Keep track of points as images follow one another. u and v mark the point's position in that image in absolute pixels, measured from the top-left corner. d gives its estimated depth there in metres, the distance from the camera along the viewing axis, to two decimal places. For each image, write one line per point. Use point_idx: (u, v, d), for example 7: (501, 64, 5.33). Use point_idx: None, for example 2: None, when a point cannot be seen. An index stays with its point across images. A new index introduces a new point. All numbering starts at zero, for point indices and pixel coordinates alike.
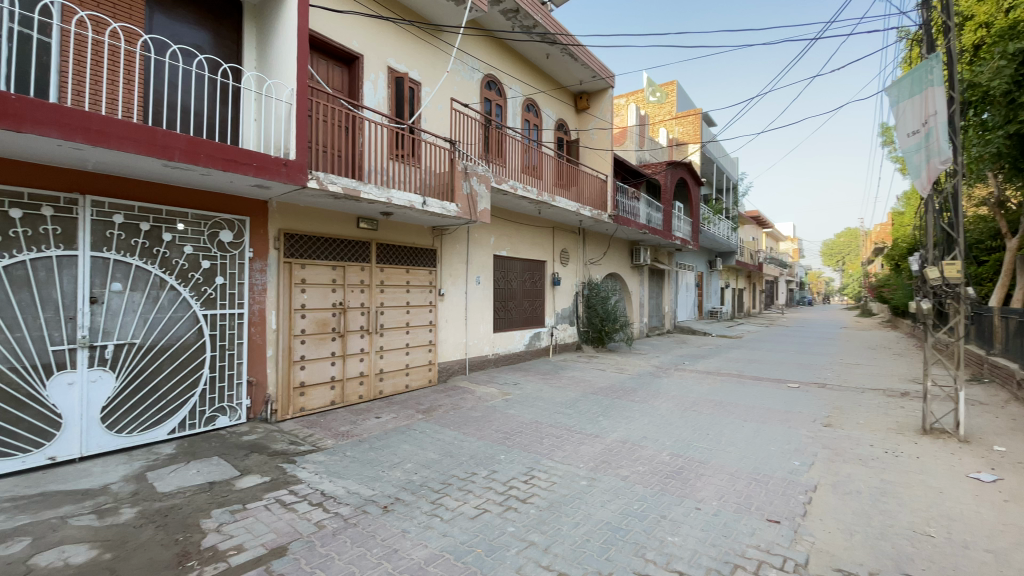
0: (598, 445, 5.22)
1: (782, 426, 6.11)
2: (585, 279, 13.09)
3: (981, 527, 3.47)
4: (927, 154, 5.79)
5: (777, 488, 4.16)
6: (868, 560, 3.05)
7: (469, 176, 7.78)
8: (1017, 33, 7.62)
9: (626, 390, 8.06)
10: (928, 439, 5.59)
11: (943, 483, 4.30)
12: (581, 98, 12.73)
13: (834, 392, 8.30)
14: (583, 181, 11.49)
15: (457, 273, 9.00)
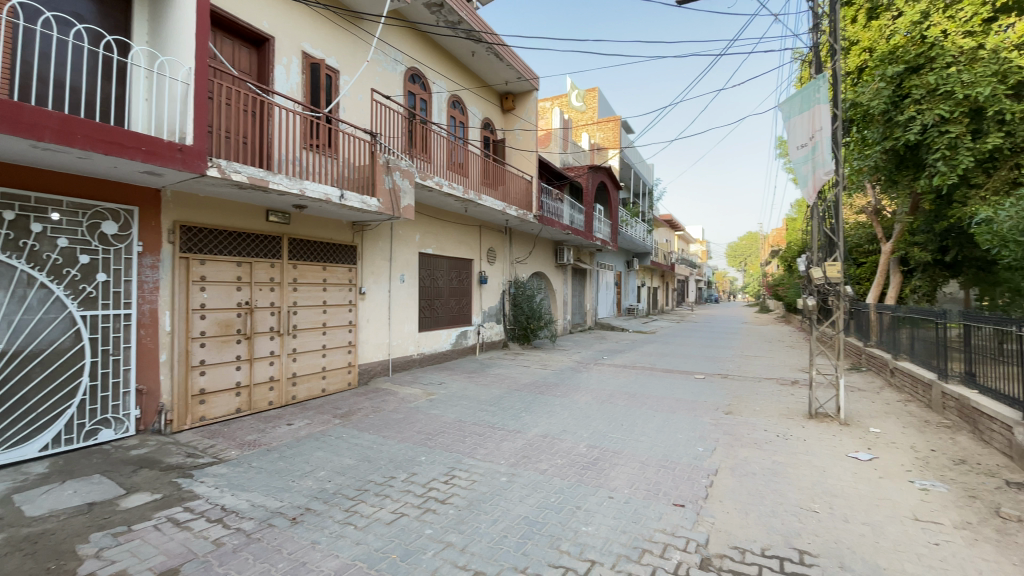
0: (519, 441, 5.27)
1: (689, 415, 6.53)
2: (511, 278, 13.18)
3: (855, 501, 3.91)
4: (813, 165, 6.41)
5: (683, 473, 4.43)
6: (761, 537, 3.31)
7: (392, 170, 7.54)
8: (895, 58, 8.76)
9: (549, 386, 8.21)
10: (814, 423, 6.20)
11: (825, 462, 4.81)
12: (507, 98, 12.83)
13: (735, 382, 9.02)
14: (510, 181, 11.58)
15: (379, 272, 8.69)
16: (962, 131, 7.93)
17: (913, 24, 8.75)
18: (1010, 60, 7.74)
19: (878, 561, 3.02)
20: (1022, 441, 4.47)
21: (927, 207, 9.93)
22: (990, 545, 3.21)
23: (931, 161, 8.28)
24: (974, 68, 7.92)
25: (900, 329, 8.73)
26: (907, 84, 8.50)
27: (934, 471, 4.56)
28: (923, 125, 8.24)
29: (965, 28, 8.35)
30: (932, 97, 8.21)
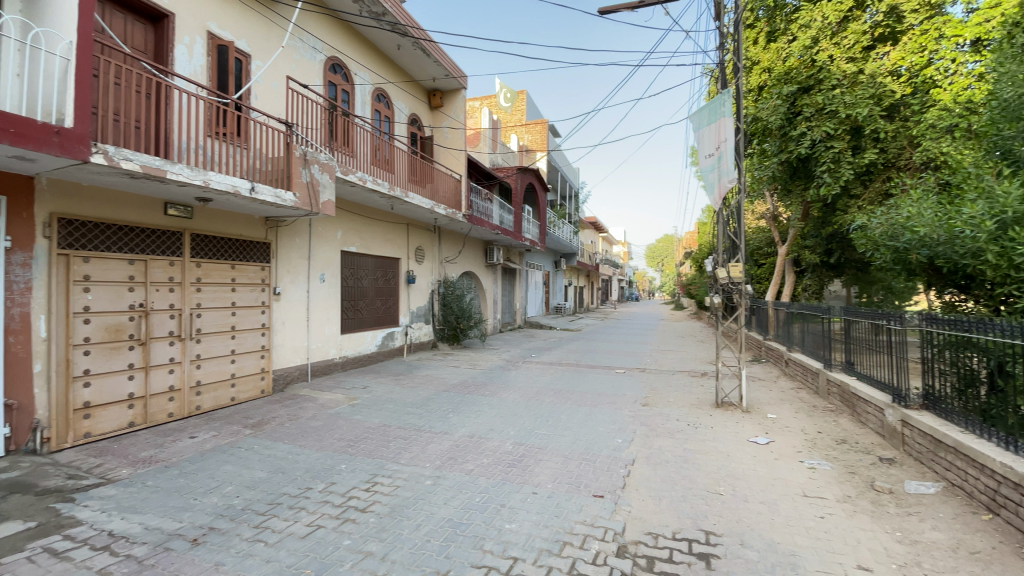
0: (446, 443, 5.20)
1: (610, 408, 6.81)
2: (440, 278, 13.01)
3: (754, 482, 4.27)
4: (720, 173, 6.91)
5: (604, 465, 4.61)
6: (672, 521, 3.52)
7: (309, 163, 7.16)
8: (790, 79, 9.71)
9: (477, 385, 8.20)
10: (721, 412, 6.69)
11: (730, 447, 5.22)
12: (435, 95, 12.65)
13: (652, 375, 9.53)
14: (438, 179, 11.43)
15: (297, 271, 8.23)
16: (843, 147, 8.92)
17: (805, 48, 9.72)
18: (884, 85, 8.82)
19: (773, 536, 3.32)
20: (891, 420, 5.11)
21: (816, 214, 11.06)
22: (866, 516, 3.63)
23: (819, 173, 9.23)
24: (854, 90, 8.93)
25: (793, 324, 9.67)
26: (800, 103, 9.40)
27: (821, 451, 5.09)
28: (812, 140, 9.17)
29: (847, 54, 9.36)
30: (820, 115, 9.14)
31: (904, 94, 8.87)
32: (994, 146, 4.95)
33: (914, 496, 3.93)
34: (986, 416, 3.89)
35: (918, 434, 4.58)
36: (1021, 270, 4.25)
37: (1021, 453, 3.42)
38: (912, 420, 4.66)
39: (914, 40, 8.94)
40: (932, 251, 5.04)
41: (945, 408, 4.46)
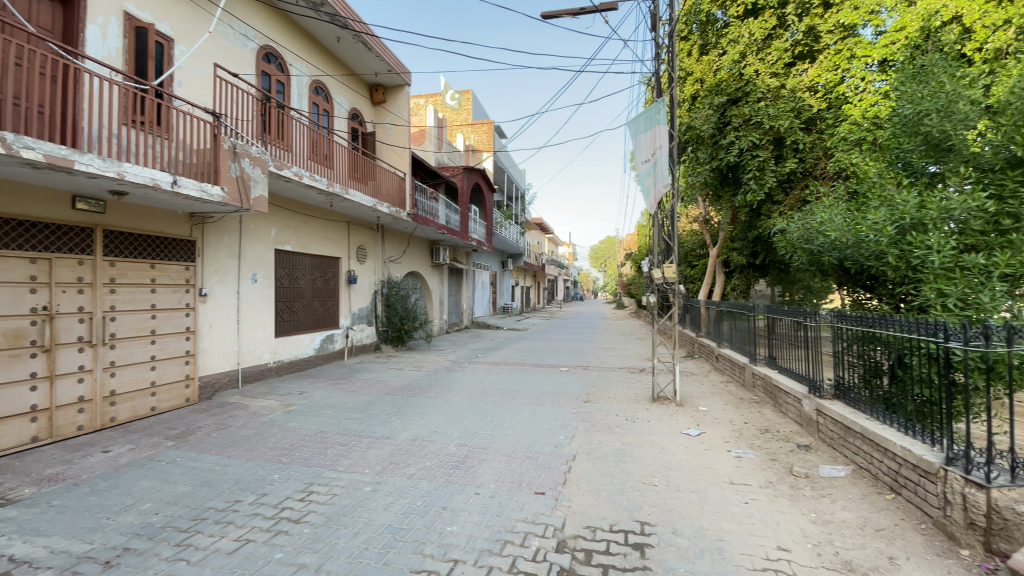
0: (387, 447, 5.09)
1: (553, 406, 6.94)
2: (383, 278, 12.69)
3: (686, 472, 4.49)
4: (655, 179, 7.21)
5: (545, 462, 4.68)
6: (610, 514, 3.63)
7: (240, 156, 6.76)
8: (720, 90, 10.26)
9: (421, 387, 8.09)
10: (657, 406, 6.98)
11: (664, 440, 5.47)
12: (377, 90, 12.35)
13: (594, 373, 9.78)
14: (381, 176, 11.15)
15: (226, 271, 7.76)
16: (767, 156, 9.60)
17: (734, 62, 10.31)
18: (802, 100, 9.55)
19: (702, 523, 3.50)
20: (807, 410, 5.53)
21: (743, 219, 11.77)
22: (785, 500, 3.92)
23: (747, 180, 9.85)
24: (778, 103, 9.60)
25: (723, 321, 10.26)
26: (729, 113, 9.98)
27: (746, 441, 5.43)
28: (740, 148, 9.77)
29: (770, 69, 10.07)
30: (747, 126, 9.79)
31: (820, 109, 9.63)
32: (896, 158, 5.45)
33: (827, 479, 4.28)
34: (888, 403, 4.30)
35: (831, 421, 4.98)
36: (914, 271, 4.77)
37: (918, 437, 3.81)
38: (826, 409, 5.06)
39: (829, 59, 9.74)
40: (841, 253, 5.46)
41: (853, 396, 4.90)
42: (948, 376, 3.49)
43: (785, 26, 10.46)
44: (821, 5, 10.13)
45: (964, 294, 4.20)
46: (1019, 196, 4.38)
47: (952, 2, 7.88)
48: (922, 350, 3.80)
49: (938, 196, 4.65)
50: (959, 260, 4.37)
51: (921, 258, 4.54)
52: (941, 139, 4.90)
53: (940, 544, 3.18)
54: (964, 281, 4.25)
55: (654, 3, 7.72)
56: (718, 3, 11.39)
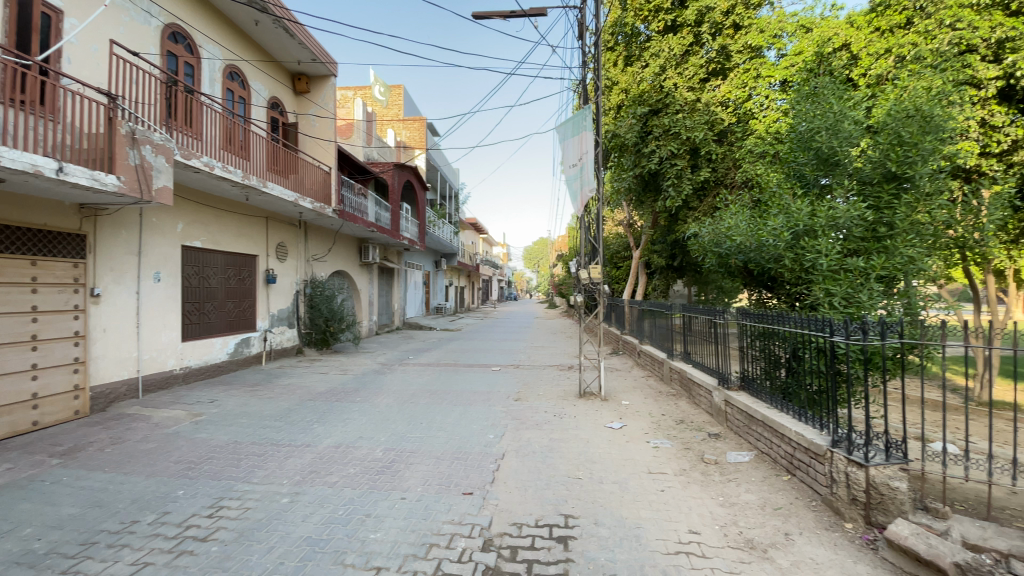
0: (308, 456, 4.84)
1: (484, 405, 6.96)
2: (306, 277, 12.07)
3: (608, 464, 4.68)
4: (581, 183, 7.44)
5: (474, 461, 4.69)
6: (535, 509, 3.70)
7: (139, 143, 6.15)
8: (642, 101, 10.82)
9: (347, 391, 7.81)
10: (584, 402, 7.22)
11: (590, 434, 5.66)
12: (300, 79, 11.75)
13: (525, 371, 9.92)
14: (305, 170, 10.61)
15: (123, 269, 7.03)
16: (684, 165, 10.28)
17: (655, 74, 10.97)
18: (715, 114, 10.34)
19: (622, 512, 3.66)
20: (717, 400, 5.97)
21: (662, 223, 12.47)
22: (696, 485, 4.20)
23: (666, 187, 10.51)
24: (694, 115, 10.33)
25: (644, 319, 10.81)
26: (651, 123, 10.56)
27: (663, 431, 5.76)
28: (660, 157, 10.40)
29: (687, 83, 10.76)
30: (666, 136, 10.46)
31: (730, 123, 10.41)
32: (792, 171, 6.01)
33: (733, 464, 4.64)
34: (785, 392, 4.74)
35: (737, 411, 5.40)
36: (806, 273, 5.28)
37: (809, 423, 4.22)
38: (733, 399, 5.48)
39: (738, 77, 10.38)
40: (745, 256, 5.84)
41: (755, 387, 5.35)
42: (833, 366, 3.90)
43: (700, 44, 11.19)
44: (731, 26, 10.90)
45: (847, 293, 4.72)
46: (892, 207, 5.00)
47: (841, 31, 8.80)
48: (813, 345, 4.20)
49: (827, 206, 5.18)
50: (843, 264, 4.91)
51: (812, 261, 5.02)
52: (830, 154, 5.49)
53: (828, 518, 3.55)
54: (846, 282, 4.78)
55: (581, 13, 7.97)
56: (642, 17, 11.97)
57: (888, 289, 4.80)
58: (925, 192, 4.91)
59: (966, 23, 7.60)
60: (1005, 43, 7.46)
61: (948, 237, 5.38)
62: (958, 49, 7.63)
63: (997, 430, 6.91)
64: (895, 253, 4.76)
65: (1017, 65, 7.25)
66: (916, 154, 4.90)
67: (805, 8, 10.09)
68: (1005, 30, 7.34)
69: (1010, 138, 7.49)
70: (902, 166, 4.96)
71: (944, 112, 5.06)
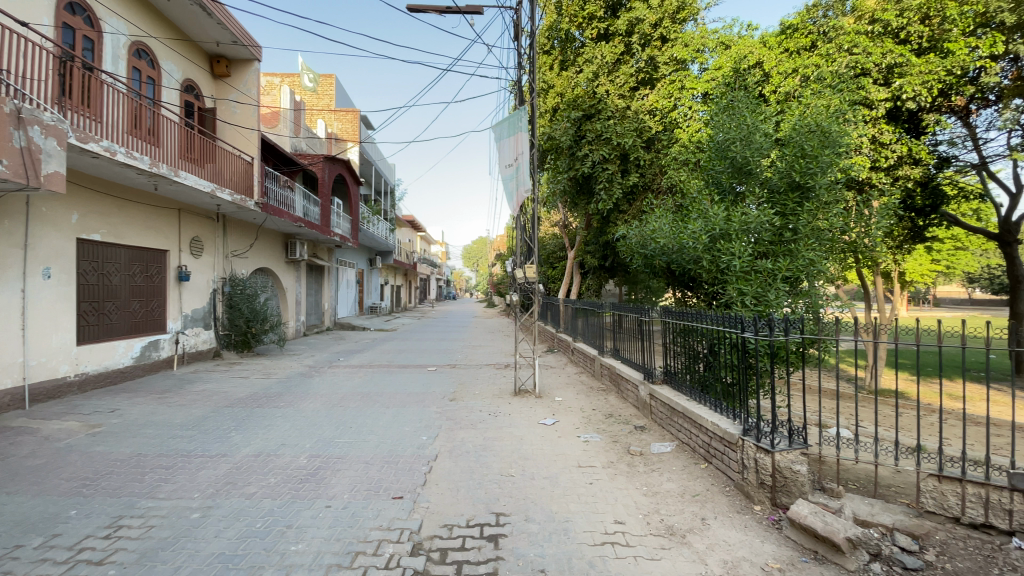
0: (223, 466, 4.52)
1: (417, 407, 6.84)
2: (225, 275, 11.25)
3: (539, 460, 4.75)
4: (517, 183, 7.52)
5: (405, 465, 4.58)
6: (467, 510, 3.68)
7: (26, 122, 5.43)
8: (576, 105, 11.07)
9: (270, 396, 7.37)
10: (518, 399, 7.29)
11: (523, 431, 5.73)
12: (218, 61, 10.95)
13: (461, 371, 9.87)
14: (224, 159, 9.90)
15: (3, 265, 6.22)
16: (615, 169, 10.68)
17: (589, 80, 11.29)
18: (644, 121, 10.85)
19: (552, 507, 3.73)
20: (643, 394, 6.26)
21: (595, 224, 12.87)
22: (622, 477, 4.37)
23: (599, 190, 10.87)
24: (624, 122, 10.76)
25: (578, 318, 11.11)
26: (584, 128, 10.85)
27: (593, 426, 5.95)
28: (593, 161, 10.73)
29: (619, 91, 11.18)
30: (598, 140, 10.78)
31: (657, 131, 10.92)
32: (710, 178, 6.30)
33: (656, 454, 4.88)
34: (703, 385, 5.05)
35: (660, 404, 5.69)
36: (722, 273, 5.61)
37: (724, 414, 4.52)
38: (657, 393, 5.76)
39: (665, 88, 10.94)
40: (669, 257, 6.10)
41: (677, 381, 5.65)
42: (745, 360, 4.21)
43: (631, 54, 11.65)
44: (659, 38, 11.46)
45: (756, 293, 5.11)
46: (797, 213, 5.46)
47: (756, 50, 9.47)
48: (728, 341, 4.50)
49: (740, 211, 5.53)
50: (753, 265, 5.29)
51: (727, 262, 5.35)
52: (743, 163, 5.87)
53: (739, 502, 3.81)
54: (756, 282, 5.17)
55: (517, 15, 8.03)
56: (576, 23, 12.26)
57: (793, 289, 5.25)
58: (823, 201, 5.42)
59: (861, 49, 8.45)
60: (893, 68, 8.42)
61: (844, 242, 5.96)
62: (854, 71, 8.46)
63: (881, 416, 7.77)
64: (798, 256, 5.22)
65: (903, 88, 8.20)
66: (817, 166, 5.40)
67: (725, 26, 10.78)
68: (893, 56, 8.26)
69: (895, 154, 8.44)
70: (805, 177, 5.43)
71: (840, 128, 5.61)
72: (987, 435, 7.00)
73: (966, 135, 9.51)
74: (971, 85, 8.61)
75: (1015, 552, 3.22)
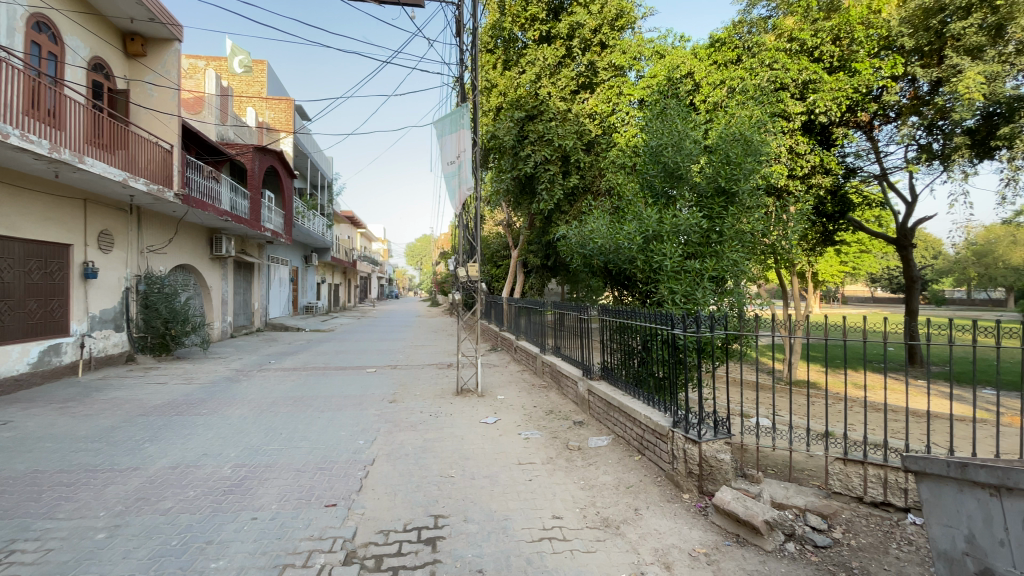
0: (135, 481, 4.15)
1: (355, 410, 6.61)
2: (139, 272, 10.34)
3: (479, 460, 4.74)
4: (459, 180, 7.48)
5: (339, 471, 4.41)
6: (404, 514, 3.60)
7: None
8: (519, 106, 11.14)
9: (191, 403, 6.86)
10: (460, 399, 7.25)
11: (464, 431, 5.70)
12: (133, 39, 10.05)
13: (402, 371, 9.65)
14: (139, 146, 9.10)
15: None
16: (556, 170, 10.87)
17: (531, 82, 11.46)
18: (584, 125, 11.14)
19: (491, 505, 3.74)
20: (581, 390, 6.41)
21: (537, 224, 13.02)
22: (560, 472, 4.45)
23: (541, 190, 11.00)
24: (564, 124, 10.97)
25: (521, 316, 11.20)
26: (527, 128, 10.93)
27: (534, 422, 6.02)
28: (535, 161, 10.85)
29: (560, 93, 11.41)
30: (540, 142, 10.90)
31: (597, 134, 11.27)
32: (645, 182, 6.54)
33: (593, 448, 5.02)
34: (637, 379, 5.25)
35: (598, 399, 5.85)
36: (654, 273, 5.84)
37: (656, 407, 4.71)
38: (594, 388, 5.92)
39: (604, 93, 11.30)
40: (606, 257, 6.27)
41: (614, 377, 5.83)
42: (674, 355, 4.40)
43: (572, 57, 11.90)
44: (598, 44, 11.77)
45: (685, 292, 5.37)
46: (722, 217, 5.79)
47: (687, 60, 9.94)
48: (660, 337, 4.70)
49: (671, 213, 5.77)
50: (683, 265, 5.55)
51: (659, 262, 5.58)
52: (674, 168, 6.14)
53: (669, 492, 3.99)
54: (685, 281, 5.43)
55: (459, 11, 7.95)
56: (518, 24, 12.33)
57: (719, 288, 5.58)
58: (744, 205, 5.80)
59: (780, 65, 9.09)
60: (808, 84, 9.12)
61: (764, 243, 6.39)
62: (774, 86, 9.11)
63: (797, 406, 8.41)
64: (722, 257, 5.55)
65: (816, 103, 8.89)
66: (740, 173, 5.78)
67: (660, 36, 11.26)
68: (808, 73, 8.95)
69: (809, 163, 9.14)
70: (730, 182, 5.78)
71: (760, 138, 6.03)
72: (883, 419, 7.79)
73: (869, 148, 10.50)
74: (874, 102, 9.52)
75: (909, 527, 3.59)
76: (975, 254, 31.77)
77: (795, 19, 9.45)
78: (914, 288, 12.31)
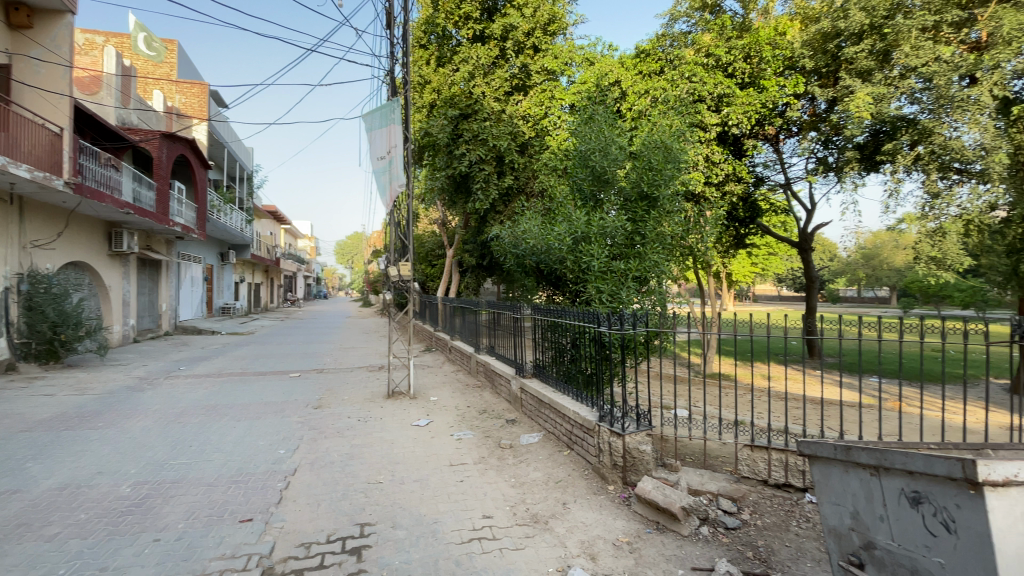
0: (12, 506, 3.67)
1: (276, 417, 6.26)
2: (20, 270, 9.14)
3: (409, 463, 4.66)
4: (390, 176, 7.27)
5: (257, 483, 4.15)
6: (328, 525, 3.46)
7: None
8: (454, 104, 11.06)
9: (85, 416, 6.16)
10: (392, 402, 7.07)
11: (394, 435, 5.57)
12: (16, 8, 8.88)
13: (329, 375, 9.25)
14: (21, 127, 8.03)
15: None
16: (491, 170, 10.87)
17: (466, 80, 11.59)
18: (518, 126, 11.23)
19: (420, 510, 3.68)
20: (514, 388, 6.48)
21: (473, 224, 12.97)
22: (492, 472, 4.47)
23: (476, 190, 10.95)
24: (498, 125, 11.02)
25: (456, 316, 11.12)
26: (461, 127, 10.79)
27: (467, 423, 6.00)
28: (470, 160, 10.74)
29: (494, 94, 11.50)
30: (475, 141, 10.83)
31: (530, 136, 11.46)
32: (574, 185, 6.72)
33: (525, 446, 5.09)
34: (567, 376, 5.40)
35: (530, 396, 5.94)
36: (583, 273, 6.01)
37: (584, 403, 4.86)
38: (527, 386, 6.00)
39: (537, 96, 11.58)
40: (537, 257, 6.38)
41: (546, 375, 5.91)
42: (600, 352, 4.56)
43: (506, 58, 11.98)
44: (532, 47, 11.95)
45: (611, 291, 5.59)
46: (645, 220, 6.07)
47: (615, 69, 10.35)
48: (588, 335, 4.85)
49: (599, 216, 5.97)
50: (609, 266, 5.78)
51: (587, 263, 5.76)
52: (602, 172, 6.38)
53: (596, 484, 4.14)
54: (611, 281, 5.65)
55: (390, 3, 7.75)
56: (452, 21, 12.20)
57: (642, 287, 5.87)
58: (665, 209, 6.11)
59: (698, 79, 9.74)
60: (723, 98, 9.81)
61: (684, 245, 6.78)
62: (693, 97, 9.72)
63: (714, 398, 9.00)
64: (645, 258, 5.83)
65: (729, 115, 9.59)
66: (662, 178, 6.09)
67: (591, 43, 11.64)
68: (722, 88, 9.64)
69: (723, 172, 9.81)
70: (652, 187, 6.08)
71: (680, 146, 6.37)
72: (786, 407, 8.56)
73: (776, 159, 11.46)
74: (780, 117, 10.40)
75: (806, 505, 3.97)
76: (865, 257, 35.61)
77: (712, 36, 10.12)
78: (813, 287, 13.61)
